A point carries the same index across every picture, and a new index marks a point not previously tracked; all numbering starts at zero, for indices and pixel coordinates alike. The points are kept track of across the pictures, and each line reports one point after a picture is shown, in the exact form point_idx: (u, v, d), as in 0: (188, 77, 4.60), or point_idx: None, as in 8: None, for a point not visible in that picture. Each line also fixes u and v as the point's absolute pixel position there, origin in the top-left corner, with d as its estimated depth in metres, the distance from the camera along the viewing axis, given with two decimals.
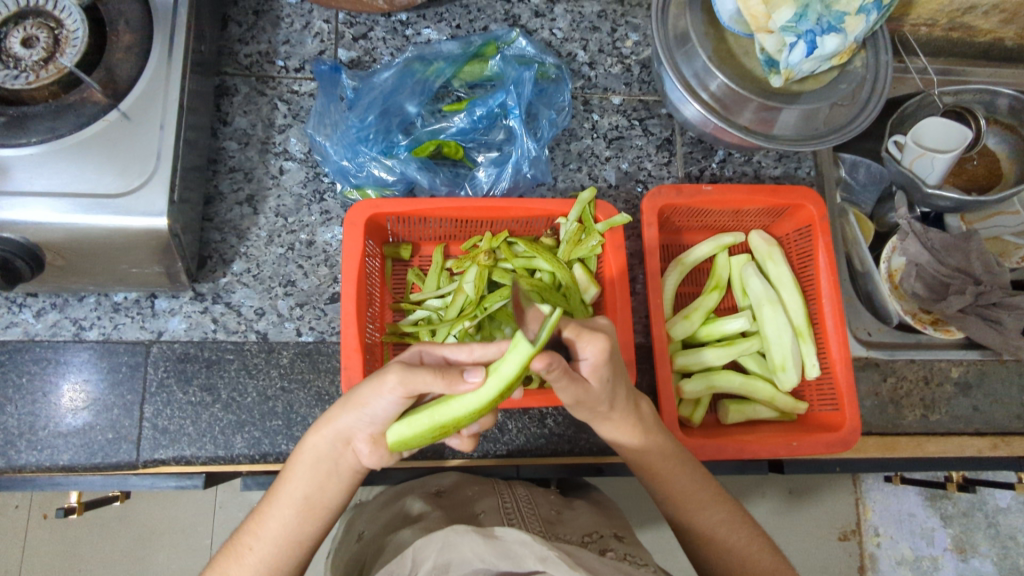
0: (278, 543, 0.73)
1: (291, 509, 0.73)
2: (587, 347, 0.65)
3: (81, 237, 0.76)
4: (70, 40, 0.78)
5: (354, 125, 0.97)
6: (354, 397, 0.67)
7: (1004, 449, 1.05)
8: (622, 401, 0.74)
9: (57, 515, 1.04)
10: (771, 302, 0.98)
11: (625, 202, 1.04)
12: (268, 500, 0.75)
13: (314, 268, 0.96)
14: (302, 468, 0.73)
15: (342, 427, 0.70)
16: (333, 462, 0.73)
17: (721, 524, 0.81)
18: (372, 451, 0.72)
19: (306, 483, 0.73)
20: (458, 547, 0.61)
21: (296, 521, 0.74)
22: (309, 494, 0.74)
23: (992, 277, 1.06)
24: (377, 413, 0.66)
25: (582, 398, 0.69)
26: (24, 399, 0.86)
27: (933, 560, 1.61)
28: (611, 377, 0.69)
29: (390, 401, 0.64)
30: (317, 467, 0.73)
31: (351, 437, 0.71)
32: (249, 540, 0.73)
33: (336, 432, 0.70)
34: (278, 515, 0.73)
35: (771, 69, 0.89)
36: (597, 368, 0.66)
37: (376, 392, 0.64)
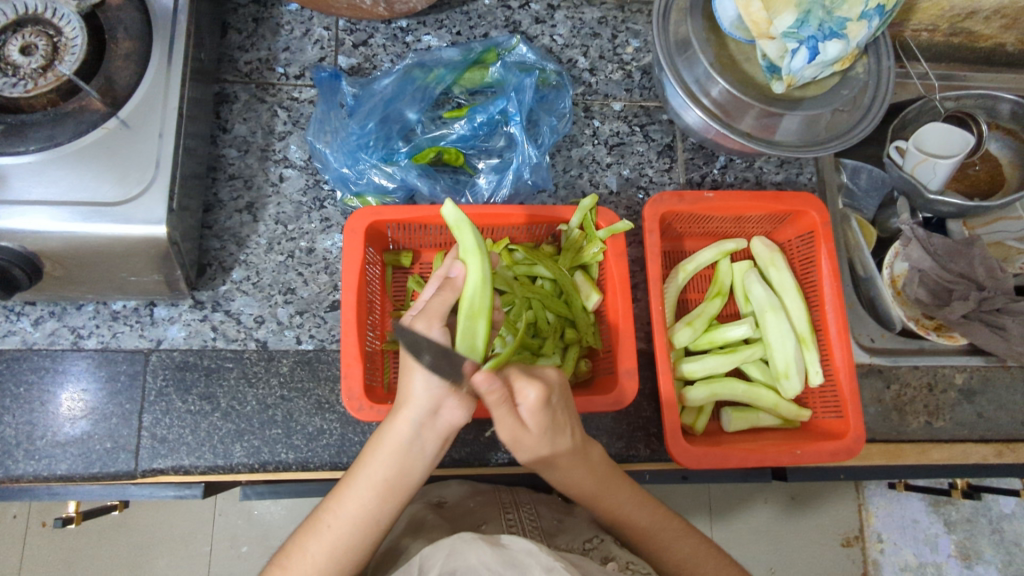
0: (357, 524, 0.68)
1: (371, 491, 0.68)
2: (525, 393, 0.65)
3: (80, 245, 0.76)
4: (68, 47, 0.78)
5: (355, 133, 0.97)
6: (412, 359, 0.65)
7: (1009, 456, 1.04)
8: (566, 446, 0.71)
9: (54, 524, 1.03)
10: (774, 309, 0.97)
11: (626, 209, 1.03)
12: (346, 483, 0.69)
13: (314, 276, 0.96)
14: (383, 451, 0.67)
15: (420, 396, 0.65)
16: (418, 441, 0.67)
17: (689, 557, 0.79)
18: (459, 407, 0.67)
19: (387, 465, 0.67)
20: (464, 554, 0.58)
21: (375, 503, 0.68)
22: (392, 476, 0.68)
23: (996, 284, 1.05)
24: (446, 359, 0.64)
25: (520, 439, 0.67)
26: (22, 408, 0.85)
27: (938, 567, 1.60)
28: (551, 428, 0.68)
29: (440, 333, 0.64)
30: (397, 451, 0.67)
31: (433, 402, 0.65)
32: (326, 519, 0.68)
33: (416, 402, 0.65)
34: (358, 498, 0.67)
35: (773, 75, 0.88)
36: (535, 413, 0.66)
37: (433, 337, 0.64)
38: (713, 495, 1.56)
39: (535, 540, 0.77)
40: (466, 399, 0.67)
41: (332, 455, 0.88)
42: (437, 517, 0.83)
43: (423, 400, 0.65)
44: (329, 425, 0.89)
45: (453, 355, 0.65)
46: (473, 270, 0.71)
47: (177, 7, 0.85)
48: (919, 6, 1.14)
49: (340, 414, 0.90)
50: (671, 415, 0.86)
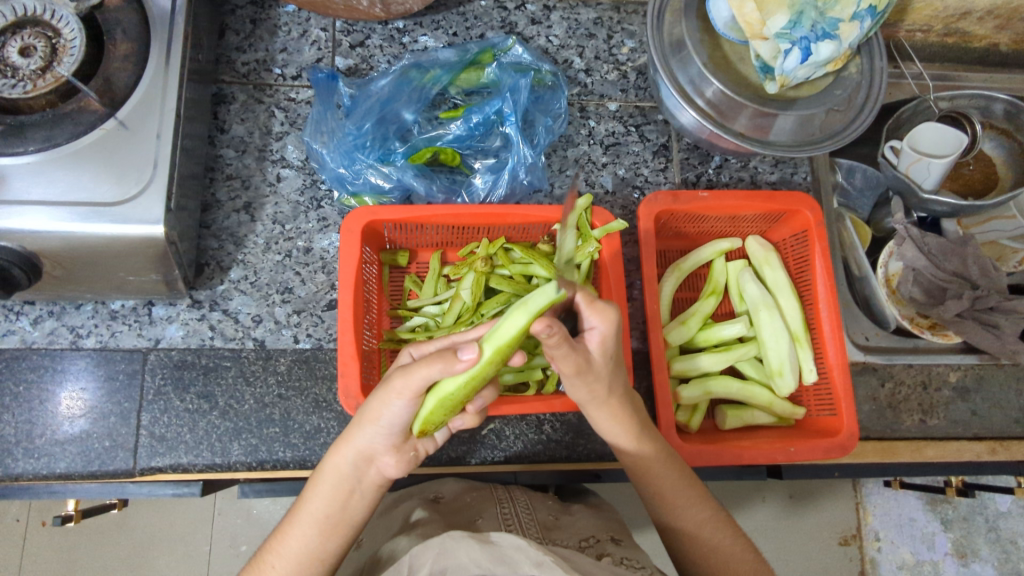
0: (302, 561, 0.71)
1: (314, 529, 0.72)
2: (599, 317, 0.67)
3: (79, 245, 0.77)
4: (68, 49, 0.79)
5: (351, 133, 0.97)
6: (367, 411, 0.69)
7: (1003, 454, 1.05)
8: (619, 387, 0.75)
9: (54, 523, 1.04)
10: (768, 307, 0.98)
11: (622, 208, 1.04)
12: (291, 519, 0.73)
13: (311, 275, 0.96)
14: (323, 488, 0.72)
15: (362, 444, 0.70)
16: (356, 480, 0.73)
17: (706, 522, 0.80)
18: (395, 462, 0.74)
19: (327, 501, 0.72)
20: (454, 553, 0.59)
21: (318, 539, 0.72)
22: (331, 514, 0.72)
23: (989, 282, 1.07)
24: (393, 421, 0.68)
25: (583, 370, 0.69)
26: (21, 407, 0.86)
27: (934, 565, 1.61)
28: (614, 355, 0.71)
29: (401, 405, 0.66)
30: (337, 488, 0.72)
31: (374, 453, 0.72)
32: (271, 557, 0.72)
33: (357, 449, 0.71)
34: (302, 534, 0.71)
35: (766, 75, 0.89)
36: (605, 338, 0.68)
37: (387, 400, 0.66)
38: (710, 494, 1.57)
39: (532, 536, 0.77)
40: (403, 456, 0.74)
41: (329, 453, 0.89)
42: (433, 514, 0.84)
43: (365, 450, 0.71)
44: (326, 423, 0.90)
45: (403, 422, 0.68)
46: (509, 326, 0.61)
47: (176, 8, 0.85)
48: (913, 6, 1.15)
49: (337, 413, 0.90)
50: (666, 411, 0.87)
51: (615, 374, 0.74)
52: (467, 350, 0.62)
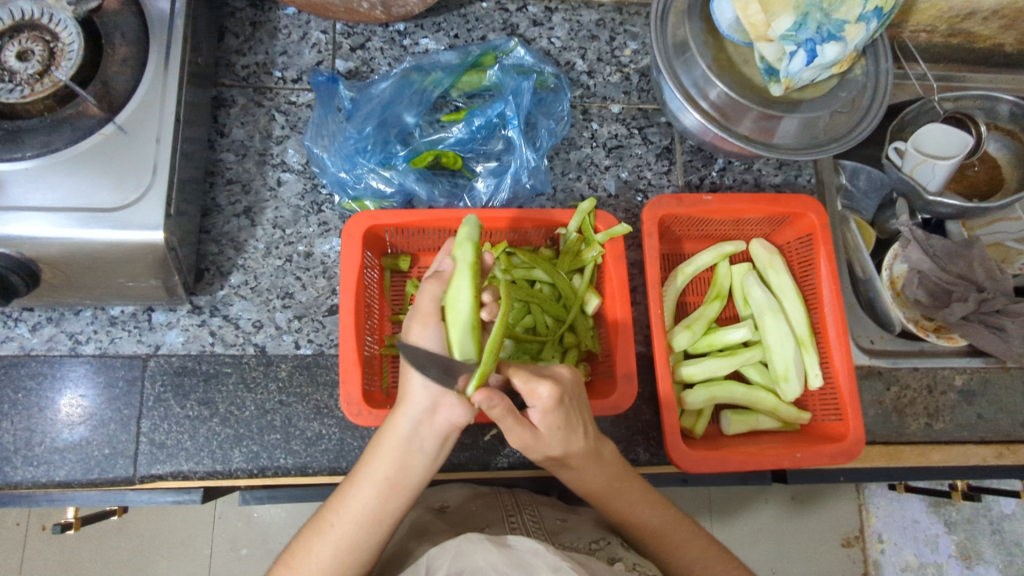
0: (361, 521, 0.68)
1: (373, 489, 0.68)
2: (537, 393, 0.67)
3: (78, 251, 0.76)
4: (65, 53, 0.78)
5: (352, 136, 0.97)
6: (413, 361, 0.68)
7: (1009, 458, 1.04)
8: (578, 449, 0.74)
9: (53, 530, 1.03)
10: (773, 311, 0.97)
11: (626, 211, 1.03)
12: (350, 483, 0.70)
13: (312, 280, 0.95)
14: (383, 447, 0.69)
15: (416, 391, 0.67)
16: (416, 438, 0.68)
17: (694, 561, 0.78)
18: (460, 406, 0.67)
19: (389, 461, 0.68)
20: (472, 555, 0.58)
21: (377, 500, 0.69)
22: (391, 474, 0.68)
23: (995, 284, 1.06)
24: (436, 355, 0.67)
25: (532, 442, 0.71)
26: (20, 415, 0.85)
27: (938, 567, 1.60)
28: (564, 426, 0.70)
29: (433, 334, 0.67)
30: (396, 448, 0.68)
31: (432, 400, 0.67)
32: (329, 517, 0.69)
33: (413, 400, 0.67)
34: (360, 495, 0.68)
35: (771, 77, 0.88)
36: (547, 413, 0.68)
37: (421, 339, 0.67)
38: (713, 496, 1.56)
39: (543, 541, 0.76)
40: (466, 397, 0.67)
41: (331, 460, 0.88)
42: (441, 523, 0.83)
43: (421, 398, 0.67)
44: (328, 430, 0.89)
45: (445, 355, 0.67)
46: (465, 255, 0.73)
47: (174, 11, 0.84)
48: (918, 7, 1.14)
49: (338, 419, 0.90)
50: (670, 418, 0.86)
51: (574, 438, 0.72)
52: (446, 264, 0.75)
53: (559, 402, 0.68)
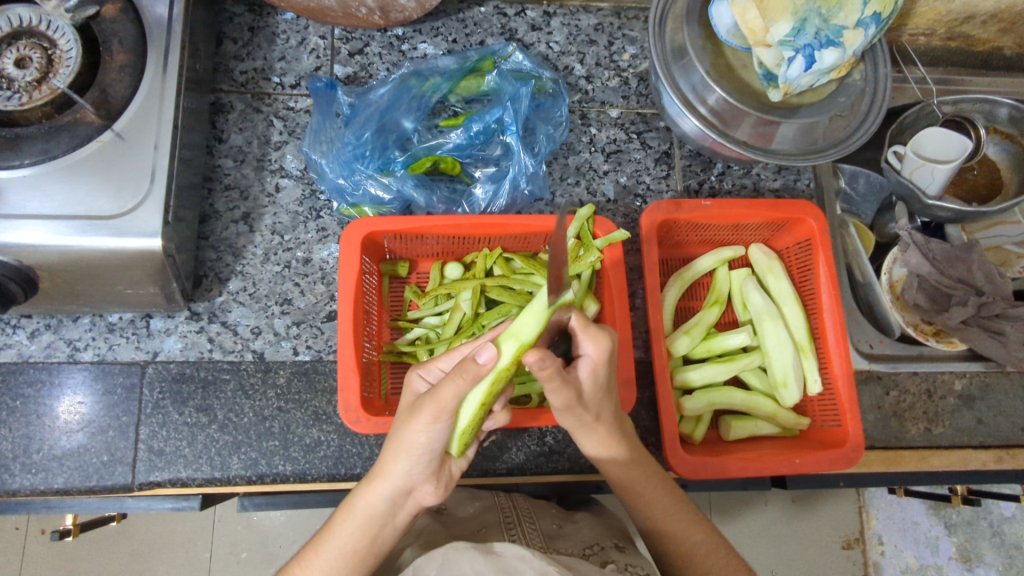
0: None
1: (341, 559, 0.71)
2: (592, 343, 0.68)
3: (75, 259, 0.76)
4: (64, 60, 0.78)
5: (351, 143, 0.96)
6: (402, 442, 0.66)
7: (1009, 462, 1.04)
8: (609, 416, 0.75)
9: (52, 538, 1.03)
10: (772, 317, 0.97)
11: (624, 216, 1.03)
12: (317, 547, 0.72)
13: (310, 286, 0.95)
14: (355, 519, 0.70)
15: (399, 475, 0.68)
16: (389, 512, 0.71)
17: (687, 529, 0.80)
18: (433, 490, 0.71)
19: (357, 534, 0.70)
20: (458, 562, 0.58)
21: (344, 571, 0.71)
22: (362, 545, 0.71)
23: (994, 288, 1.05)
24: (430, 448, 0.67)
25: (572, 402, 0.69)
26: (19, 422, 0.85)
27: (939, 569, 1.59)
28: (605, 384, 0.71)
29: (438, 430, 0.65)
30: (367, 522, 0.70)
31: (411, 485, 0.70)
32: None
33: (394, 481, 0.69)
34: (328, 565, 0.70)
35: (770, 82, 0.88)
36: (596, 367, 0.69)
37: (423, 428, 0.65)
38: (713, 499, 1.56)
39: (536, 545, 0.76)
40: (441, 483, 0.72)
41: (330, 466, 0.88)
42: (438, 526, 0.83)
43: (403, 481, 0.69)
44: (326, 436, 0.89)
45: (435, 451, 0.67)
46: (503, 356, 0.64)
47: (172, 17, 0.84)
48: (916, 11, 1.14)
49: (337, 426, 0.90)
50: (669, 424, 0.86)
51: (606, 400, 0.73)
52: (484, 352, 0.62)
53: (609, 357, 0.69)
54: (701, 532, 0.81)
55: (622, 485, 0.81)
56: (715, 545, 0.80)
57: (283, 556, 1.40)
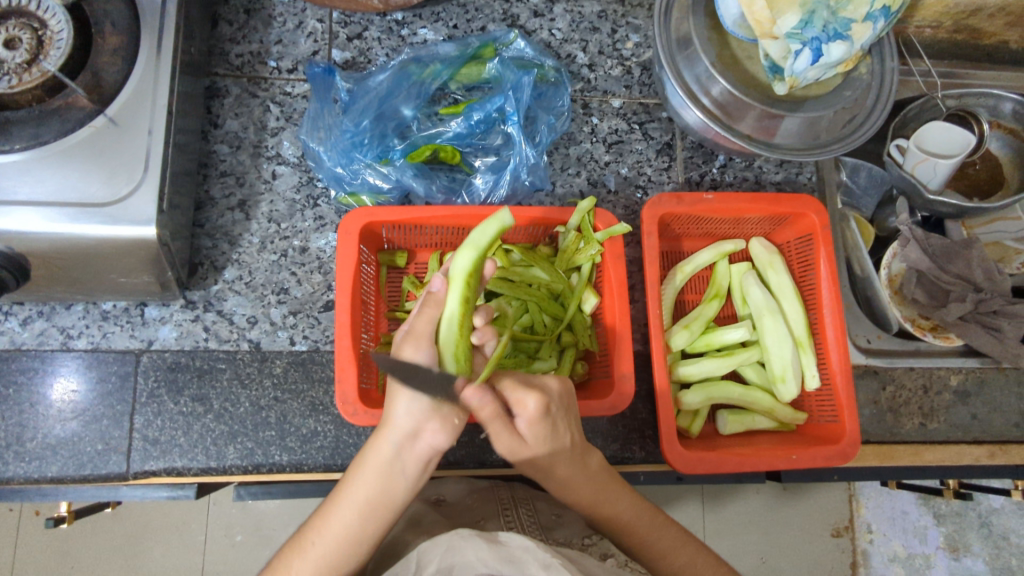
0: (339, 544, 0.67)
1: (354, 513, 0.67)
2: (525, 402, 0.68)
3: (68, 246, 0.74)
4: (53, 41, 0.75)
5: (349, 130, 0.95)
6: (396, 379, 0.67)
7: (1002, 458, 1.04)
8: (564, 458, 0.73)
9: (47, 525, 1.03)
10: (771, 312, 0.97)
11: (625, 208, 1.02)
12: (329, 506, 0.69)
13: (307, 275, 0.94)
14: (368, 471, 0.67)
15: (400, 414, 0.66)
16: (398, 460, 0.67)
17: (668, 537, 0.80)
18: (442, 430, 0.66)
19: (372, 484, 0.67)
20: (462, 550, 0.58)
21: (358, 525, 0.67)
22: (375, 495, 0.67)
23: (993, 285, 1.05)
24: (423, 376, 0.66)
25: (517, 451, 0.70)
26: (12, 410, 0.85)
27: (926, 559, 1.62)
28: (549, 438, 0.70)
29: (423, 354, 0.67)
30: (382, 471, 0.67)
31: (416, 425, 0.66)
32: (310, 537, 0.68)
33: (396, 423, 0.66)
34: (342, 519, 0.67)
35: (775, 75, 0.87)
36: (533, 423, 0.69)
37: (411, 363, 0.66)
38: (706, 487, 1.57)
39: (536, 536, 0.76)
40: (450, 422, 0.67)
41: (326, 457, 0.88)
42: (437, 514, 0.83)
43: (405, 423, 0.66)
44: (323, 427, 0.89)
45: (433, 382, 0.66)
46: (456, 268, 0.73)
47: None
48: (924, 2, 1.13)
49: (334, 416, 0.89)
50: (666, 418, 0.86)
51: (558, 454, 0.72)
52: (433, 283, 0.72)
53: (545, 412, 0.69)
54: (685, 553, 0.79)
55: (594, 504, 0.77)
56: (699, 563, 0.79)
57: (278, 540, 1.41)
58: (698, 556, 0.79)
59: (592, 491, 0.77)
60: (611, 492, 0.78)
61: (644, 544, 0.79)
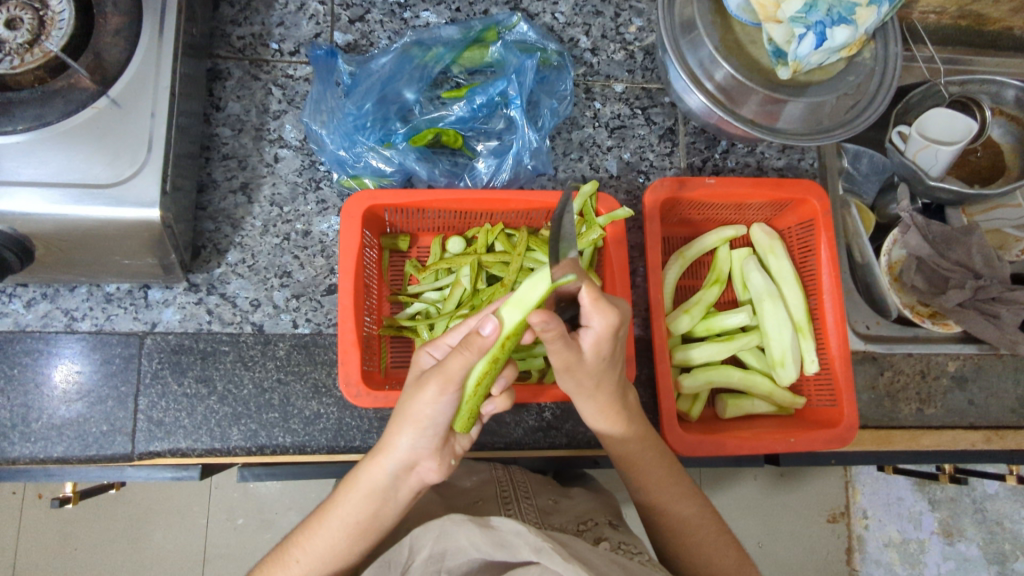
0: (327, 560, 0.71)
1: (343, 531, 0.71)
2: (594, 318, 0.66)
3: (72, 228, 0.75)
4: (55, 21, 0.75)
5: (351, 113, 0.94)
6: (410, 412, 0.66)
7: (997, 443, 1.06)
8: (609, 385, 0.75)
9: (52, 505, 1.04)
10: (772, 297, 0.97)
11: (627, 192, 1.02)
12: (318, 520, 0.72)
13: (310, 259, 0.95)
14: (358, 494, 0.70)
15: (403, 449, 0.68)
16: (390, 488, 0.70)
17: (693, 516, 0.80)
18: (436, 469, 0.71)
19: (359, 506, 0.70)
20: (453, 535, 0.61)
21: (346, 541, 0.71)
22: (363, 519, 0.71)
23: (992, 272, 1.05)
24: (437, 421, 0.66)
25: (573, 364, 0.69)
26: (16, 391, 0.85)
27: (921, 544, 1.64)
28: (608, 355, 0.70)
29: (445, 403, 0.65)
30: (369, 495, 0.70)
31: (414, 460, 0.69)
32: (296, 552, 0.71)
33: (397, 455, 0.68)
34: (328, 535, 0.71)
35: (779, 60, 0.87)
36: (600, 340, 0.68)
37: (433, 401, 0.65)
38: (703, 473, 1.58)
39: (532, 522, 0.77)
40: (444, 461, 0.71)
41: (329, 439, 0.89)
42: (436, 497, 0.84)
43: (406, 455, 0.68)
44: (326, 409, 0.90)
45: (443, 422, 0.67)
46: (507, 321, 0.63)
47: None
48: None
49: (337, 399, 0.90)
50: (665, 401, 0.87)
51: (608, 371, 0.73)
52: (487, 324, 0.62)
53: (614, 331, 0.68)
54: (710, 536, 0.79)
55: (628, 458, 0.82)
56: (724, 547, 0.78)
57: (280, 523, 1.43)
58: (721, 540, 0.79)
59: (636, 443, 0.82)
60: (650, 454, 0.82)
61: (669, 520, 0.81)
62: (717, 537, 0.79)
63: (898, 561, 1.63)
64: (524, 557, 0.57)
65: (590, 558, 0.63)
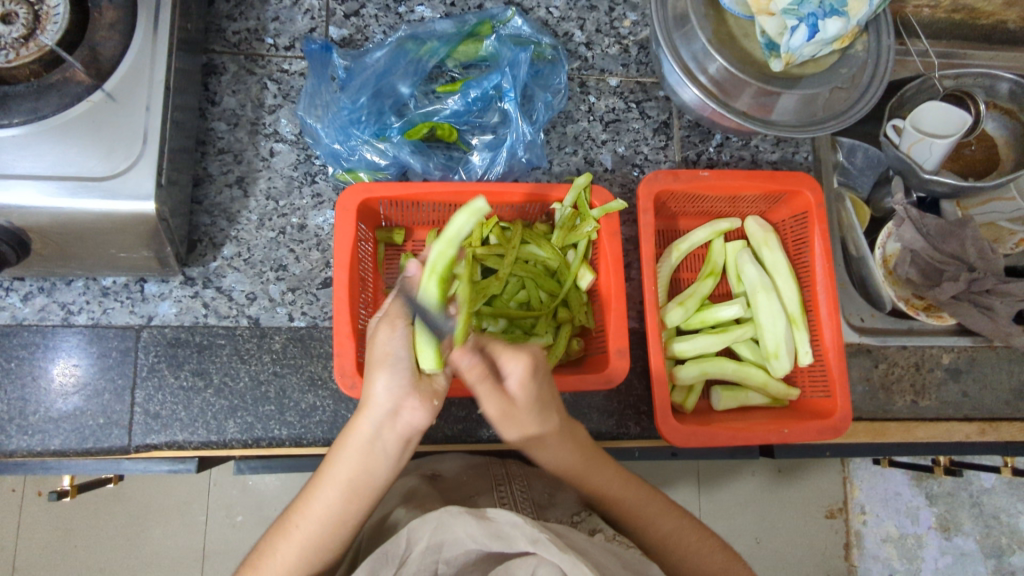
0: (316, 544, 0.69)
1: (337, 492, 0.69)
2: (514, 361, 0.68)
3: (68, 221, 0.75)
4: (50, 16, 0.75)
5: (346, 107, 0.95)
6: (373, 356, 0.67)
7: (991, 435, 1.06)
8: (550, 427, 0.74)
9: (49, 499, 1.04)
10: (766, 290, 0.98)
11: (621, 186, 1.03)
12: (303, 504, 0.70)
13: (305, 252, 0.95)
14: (342, 473, 0.69)
15: (380, 392, 0.67)
16: (377, 442, 0.68)
17: (672, 533, 0.79)
18: (421, 406, 0.68)
19: (346, 484, 0.69)
20: (449, 527, 0.60)
21: (340, 504, 0.69)
22: (351, 488, 0.69)
23: (986, 264, 1.05)
24: (401, 350, 0.66)
25: (504, 414, 0.69)
26: (14, 384, 0.85)
27: (918, 538, 1.64)
28: (536, 401, 0.71)
29: (402, 332, 0.66)
30: (354, 472, 0.69)
31: (396, 404, 0.67)
32: (282, 539, 0.69)
33: (375, 400, 0.67)
34: (315, 519, 0.69)
35: (771, 52, 0.88)
36: (522, 383, 0.69)
37: (385, 339, 0.66)
38: (701, 468, 1.59)
39: (527, 514, 0.78)
40: (427, 400, 0.68)
41: (325, 431, 0.89)
42: (431, 488, 0.84)
43: (384, 398, 0.67)
44: (322, 402, 0.90)
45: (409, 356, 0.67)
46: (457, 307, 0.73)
47: None
48: None
49: (332, 391, 0.90)
50: (659, 392, 0.87)
51: (545, 415, 0.72)
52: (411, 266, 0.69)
53: (533, 373, 0.69)
54: (691, 540, 0.79)
55: (580, 480, 0.79)
56: (709, 551, 0.79)
57: (278, 519, 1.43)
58: (704, 546, 0.79)
59: (597, 475, 0.79)
60: (609, 474, 0.80)
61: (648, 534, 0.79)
62: (698, 545, 0.79)
63: (896, 556, 1.63)
64: (521, 548, 0.59)
65: (587, 548, 0.64)
